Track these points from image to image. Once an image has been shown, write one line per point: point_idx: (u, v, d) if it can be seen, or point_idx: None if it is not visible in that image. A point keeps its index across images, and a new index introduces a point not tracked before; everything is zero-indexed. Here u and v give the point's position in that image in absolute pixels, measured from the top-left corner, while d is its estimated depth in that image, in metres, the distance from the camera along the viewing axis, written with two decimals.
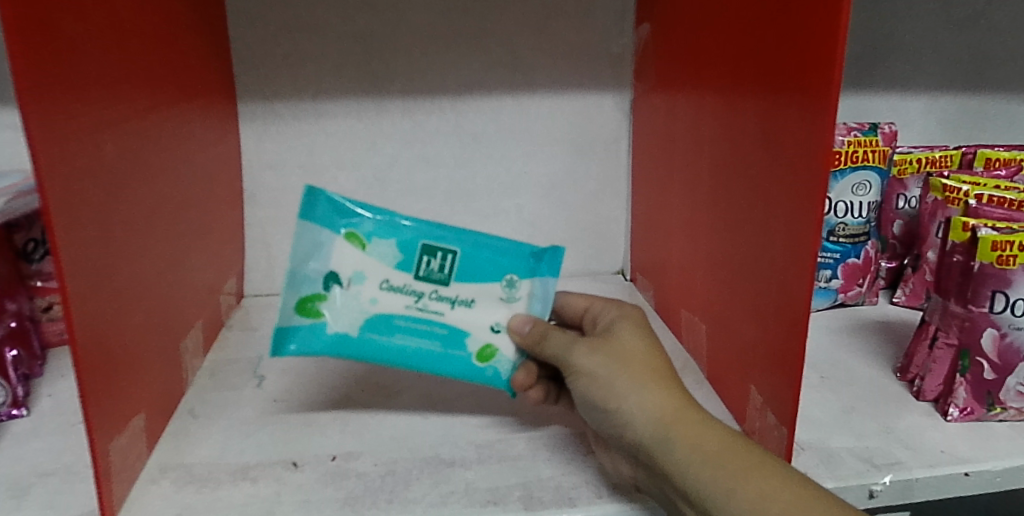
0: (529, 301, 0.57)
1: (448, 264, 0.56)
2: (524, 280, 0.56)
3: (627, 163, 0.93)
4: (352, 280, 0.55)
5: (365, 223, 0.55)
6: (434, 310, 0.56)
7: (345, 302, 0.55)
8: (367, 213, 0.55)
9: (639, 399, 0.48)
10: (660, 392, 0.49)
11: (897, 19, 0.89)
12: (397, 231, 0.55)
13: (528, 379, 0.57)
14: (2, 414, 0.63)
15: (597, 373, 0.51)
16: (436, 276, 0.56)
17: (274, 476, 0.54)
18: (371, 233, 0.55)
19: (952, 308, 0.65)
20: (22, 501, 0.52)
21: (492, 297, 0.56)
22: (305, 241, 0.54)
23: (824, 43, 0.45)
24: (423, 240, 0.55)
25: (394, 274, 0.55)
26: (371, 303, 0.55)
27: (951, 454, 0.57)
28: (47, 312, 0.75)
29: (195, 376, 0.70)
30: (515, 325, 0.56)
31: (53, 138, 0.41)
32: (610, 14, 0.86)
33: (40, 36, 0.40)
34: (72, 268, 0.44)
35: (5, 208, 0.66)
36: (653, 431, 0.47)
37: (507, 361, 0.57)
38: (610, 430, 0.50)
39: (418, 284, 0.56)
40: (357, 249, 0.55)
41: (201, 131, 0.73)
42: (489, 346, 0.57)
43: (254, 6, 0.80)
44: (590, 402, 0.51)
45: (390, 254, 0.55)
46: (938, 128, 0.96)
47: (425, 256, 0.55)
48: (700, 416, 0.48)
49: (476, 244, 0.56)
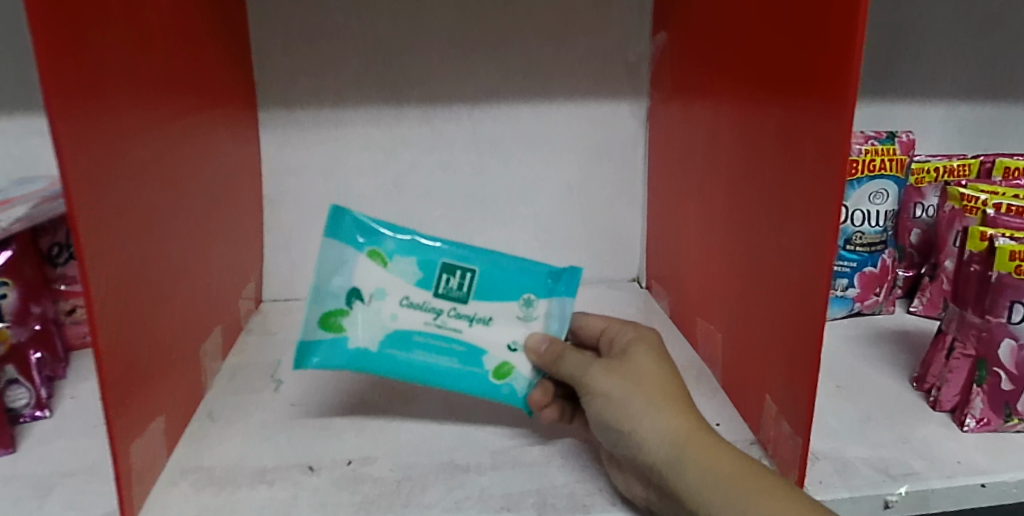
0: (546, 320, 0.57)
1: (467, 282, 0.56)
2: (541, 299, 0.57)
3: (643, 170, 0.93)
4: (373, 296, 0.56)
5: (388, 241, 0.56)
6: (453, 327, 0.56)
7: (366, 317, 0.56)
8: (389, 232, 0.56)
9: (654, 421, 0.48)
10: (674, 415, 0.49)
11: (915, 26, 0.89)
12: (418, 249, 0.56)
13: (544, 397, 0.57)
14: (26, 416, 0.64)
15: (613, 394, 0.51)
16: (455, 294, 0.57)
17: (291, 480, 0.55)
18: (393, 251, 0.56)
19: (969, 318, 0.64)
20: (45, 500, 0.53)
21: (510, 315, 0.57)
22: (330, 258, 0.56)
23: (842, 50, 0.45)
24: (443, 259, 0.56)
25: (414, 292, 0.56)
26: (392, 319, 0.56)
27: (967, 465, 0.57)
28: (70, 315, 0.77)
29: (216, 380, 0.71)
30: (532, 343, 0.57)
31: (80, 147, 0.43)
32: (628, 21, 0.86)
33: (70, 48, 0.42)
34: (96, 275, 0.45)
35: (31, 213, 0.67)
36: (667, 453, 0.47)
37: (523, 379, 0.57)
38: (624, 451, 0.50)
39: (437, 302, 0.56)
40: (379, 267, 0.56)
41: (222, 138, 0.75)
42: (506, 364, 0.57)
43: (276, 15, 0.81)
44: (606, 423, 0.51)
45: (411, 272, 0.56)
46: (957, 136, 0.96)
47: (445, 274, 0.56)
48: (715, 440, 0.47)
49: (495, 263, 0.57)
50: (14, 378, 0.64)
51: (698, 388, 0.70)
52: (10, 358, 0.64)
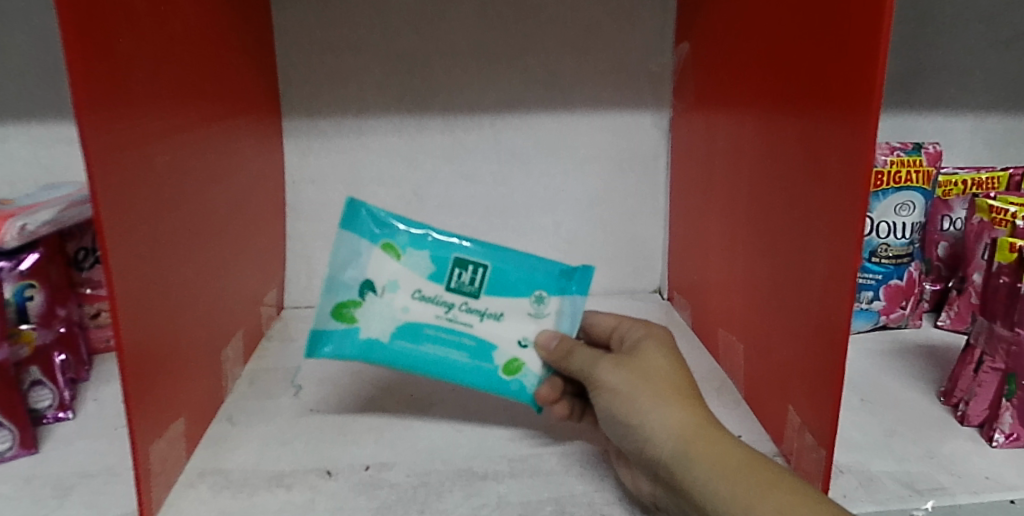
0: (557, 318, 0.57)
1: (479, 277, 0.56)
2: (553, 296, 0.57)
3: (666, 180, 0.93)
4: (386, 288, 0.56)
5: (401, 234, 0.56)
6: (464, 322, 0.56)
7: (378, 308, 0.56)
8: (402, 225, 0.57)
9: (660, 415, 0.48)
10: (681, 409, 0.48)
11: (942, 38, 0.88)
12: (432, 244, 0.56)
13: (552, 393, 0.57)
14: (49, 417, 0.65)
15: (620, 389, 0.50)
16: (467, 288, 0.57)
17: (309, 483, 0.55)
18: (406, 244, 0.56)
19: (999, 331, 0.62)
20: (64, 500, 0.53)
21: (521, 312, 0.57)
22: (345, 249, 0.56)
23: (868, 54, 0.44)
24: (455, 253, 0.56)
25: (427, 285, 0.56)
26: (403, 311, 0.56)
27: (996, 481, 0.55)
28: (95, 318, 0.78)
29: (236, 384, 0.72)
30: (542, 340, 0.56)
31: (108, 149, 0.43)
32: (651, 32, 0.87)
33: (102, 51, 0.43)
34: (120, 278, 0.45)
35: (58, 216, 0.68)
36: (673, 448, 0.47)
37: (533, 375, 0.57)
38: (632, 446, 0.50)
39: (449, 295, 0.56)
40: (393, 260, 0.56)
41: (246, 146, 0.75)
42: (516, 360, 0.57)
43: (302, 26, 0.83)
44: (612, 417, 0.51)
45: (424, 265, 0.56)
46: (985, 148, 0.94)
47: (457, 269, 0.56)
48: (721, 435, 0.47)
49: (507, 259, 0.57)
50: (39, 379, 0.65)
51: (720, 398, 0.69)
52: (35, 360, 0.65)
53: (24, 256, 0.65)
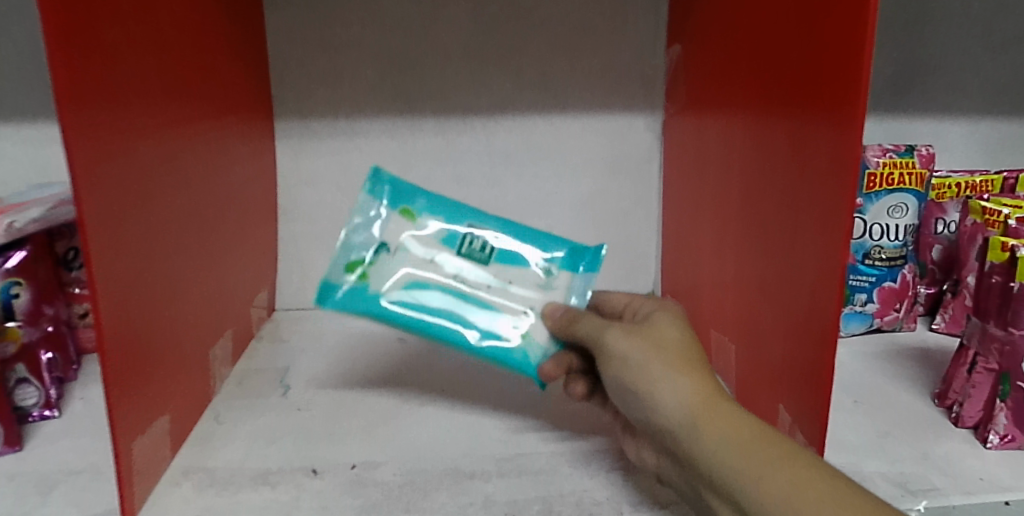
0: (566, 292, 0.59)
1: (491, 246, 0.59)
2: (561, 271, 0.60)
3: (659, 183, 0.93)
4: (399, 248, 0.57)
5: (419, 202, 0.59)
6: (473, 285, 0.57)
7: (388, 266, 0.56)
8: (421, 194, 0.59)
9: (671, 383, 0.46)
10: (692, 378, 0.46)
11: (933, 42, 0.88)
12: (447, 212, 0.59)
13: (556, 371, 0.56)
14: (34, 415, 0.64)
15: (630, 356, 0.49)
16: (478, 255, 0.58)
17: (294, 482, 0.54)
18: (423, 209, 0.59)
19: (992, 331, 0.62)
20: (47, 497, 0.53)
21: (529, 282, 0.59)
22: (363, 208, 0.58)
23: (852, 46, 0.44)
24: (470, 222, 0.59)
25: (440, 248, 0.58)
26: (414, 269, 0.57)
27: (991, 482, 0.55)
28: (83, 318, 0.77)
29: (224, 384, 0.71)
30: (549, 310, 0.57)
31: (91, 146, 0.43)
32: (643, 34, 0.87)
33: (85, 46, 0.42)
34: (102, 276, 0.45)
35: (47, 215, 0.68)
36: (683, 416, 0.45)
37: (538, 346, 0.57)
38: (643, 415, 0.48)
39: (460, 260, 0.58)
40: (409, 222, 0.58)
41: (236, 146, 0.75)
42: (523, 329, 0.57)
43: (294, 27, 0.83)
44: (622, 386, 0.49)
45: (439, 230, 0.58)
46: (979, 153, 0.94)
47: (471, 236, 0.59)
48: (733, 404, 0.44)
49: (520, 235, 0.60)
50: (24, 376, 0.64)
51: None
52: (21, 357, 0.64)
53: (11, 253, 0.65)
